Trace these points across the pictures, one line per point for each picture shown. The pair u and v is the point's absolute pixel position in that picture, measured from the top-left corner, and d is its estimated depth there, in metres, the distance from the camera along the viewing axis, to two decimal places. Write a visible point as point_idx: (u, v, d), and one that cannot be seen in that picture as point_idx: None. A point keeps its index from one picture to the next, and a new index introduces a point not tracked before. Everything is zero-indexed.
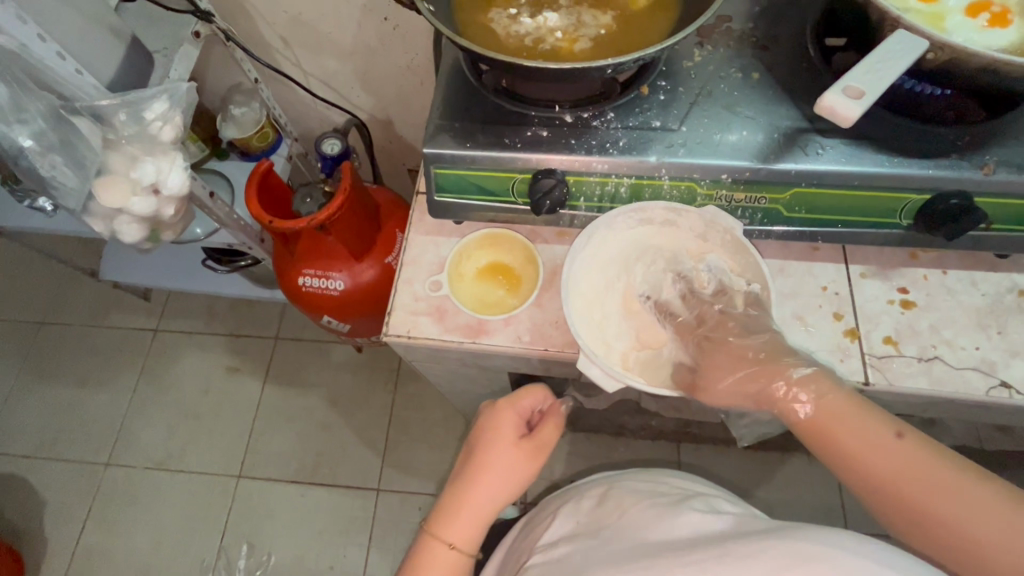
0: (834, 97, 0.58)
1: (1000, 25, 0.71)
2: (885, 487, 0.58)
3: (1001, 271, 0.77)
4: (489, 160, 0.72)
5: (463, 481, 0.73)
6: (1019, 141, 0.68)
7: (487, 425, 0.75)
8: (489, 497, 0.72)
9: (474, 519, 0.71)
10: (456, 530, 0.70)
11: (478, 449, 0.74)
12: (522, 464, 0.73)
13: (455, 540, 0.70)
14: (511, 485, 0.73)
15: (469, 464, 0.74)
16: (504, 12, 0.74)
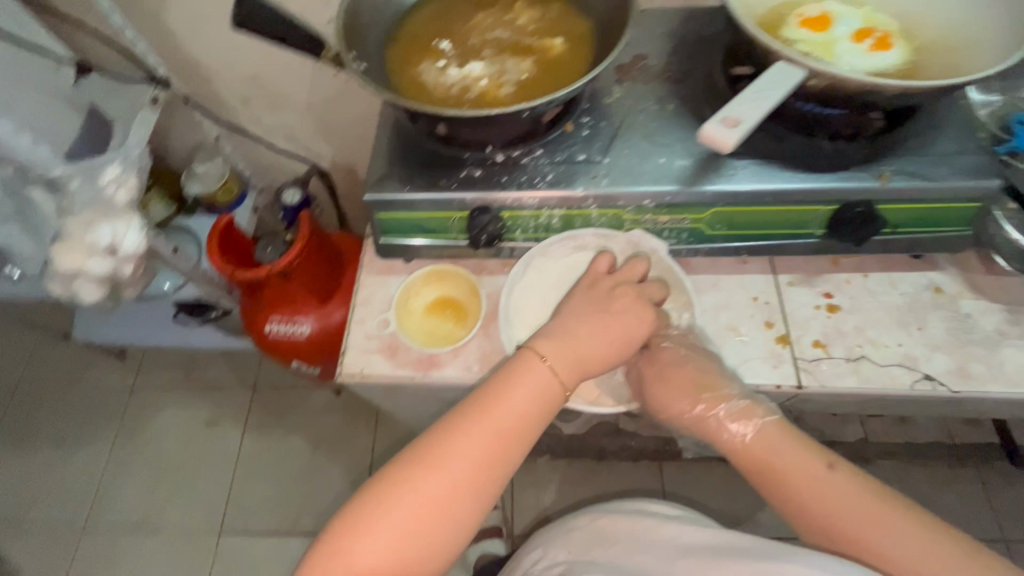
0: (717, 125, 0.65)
1: (883, 49, 0.78)
2: (810, 513, 0.64)
3: (917, 270, 0.81)
4: (426, 201, 0.77)
5: (579, 325, 0.70)
6: (910, 151, 0.74)
7: (623, 285, 0.74)
8: (596, 348, 0.69)
9: (578, 364, 0.68)
10: (565, 362, 0.67)
11: (609, 297, 0.73)
12: (639, 326, 0.71)
13: (555, 369, 0.66)
14: (620, 351, 0.71)
15: (593, 314, 0.71)
16: (433, 65, 0.80)
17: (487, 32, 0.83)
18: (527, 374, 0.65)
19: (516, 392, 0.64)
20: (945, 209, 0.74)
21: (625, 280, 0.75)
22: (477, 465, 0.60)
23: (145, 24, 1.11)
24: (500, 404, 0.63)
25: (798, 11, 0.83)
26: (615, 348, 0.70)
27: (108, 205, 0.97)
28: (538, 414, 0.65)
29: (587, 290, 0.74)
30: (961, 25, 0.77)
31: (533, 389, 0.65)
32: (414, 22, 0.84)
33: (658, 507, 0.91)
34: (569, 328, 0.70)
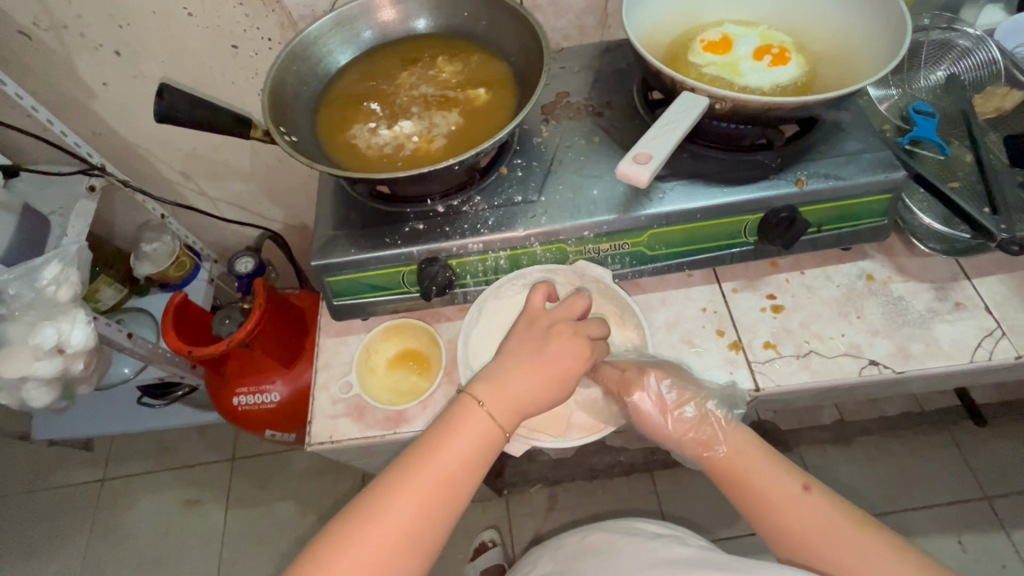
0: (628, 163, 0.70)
1: (782, 63, 0.84)
2: (786, 531, 0.64)
3: (849, 261, 0.86)
4: (374, 260, 0.78)
5: (514, 366, 0.68)
6: (820, 155, 0.79)
7: (558, 319, 0.71)
8: (532, 386, 0.67)
9: (514, 409, 0.66)
10: (500, 408, 0.65)
11: (546, 333, 0.70)
12: (577, 362, 0.69)
13: (488, 417, 0.65)
14: (559, 389, 0.68)
15: (529, 353, 0.69)
16: (364, 128, 0.82)
17: (413, 90, 0.86)
18: (461, 423, 0.64)
19: (450, 443, 0.63)
20: (862, 203, 0.79)
21: (562, 314, 0.72)
22: (411, 524, 0.59)
23: (75, 115, 1.10)
24: (435, 459, 0.62)
25: (701, 37, 0.88)
26: (553, 387, 0.68)
27: (49, 306, 0.96)
28: (474, 464, 0.63)
29: (524, 328, 0.71)
30: (846, 32, 0.84)
31: (467, 440, 0.63)
32: (341, 87, 0.86)
33: (652, 526, 0.92)
34: (507, 368, 0.68)
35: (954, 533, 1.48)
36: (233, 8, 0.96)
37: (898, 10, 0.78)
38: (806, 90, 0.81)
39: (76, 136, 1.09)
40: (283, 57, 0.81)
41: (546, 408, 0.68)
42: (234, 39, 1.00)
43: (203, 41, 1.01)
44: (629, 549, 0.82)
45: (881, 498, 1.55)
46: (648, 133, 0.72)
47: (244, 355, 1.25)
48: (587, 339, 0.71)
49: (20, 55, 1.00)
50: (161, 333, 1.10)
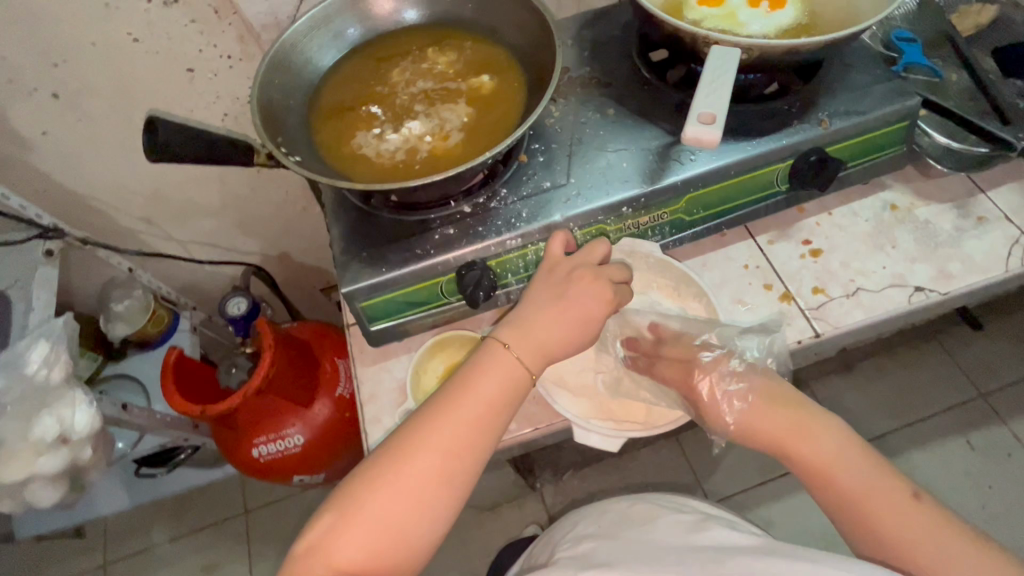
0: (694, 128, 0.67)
1: (779, 7, 0.83)
2: (849, 511, 0.63)
3: (871, 194, 0.87)
4: (409, 275, 0.72)
5: (536, 312, 0.66)
6: (835, 93, 0.79)
7: (580, 262, 0.68)
8: (555, 329, 0.65)
9: (538, 353, 0.64)
10: (524, 352, 0.64)
11: (566, 276, 0.67)
12: (602, 305, 0.66)
13: (512, 362, 0.63)
14: (583, 333, 0.66)
15: (550, 296, 0.66)
16: (369, 135, 0.76)
17: (410, 86, 0.80)
18: (485, 367, 0.62)
19: (475, 387, 0.61)
20: (882, 135, 0.79)
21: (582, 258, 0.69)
22: (439, 468, 0.58)
23: (14, 175, 0.98)
24: (462, 403, 0.61)
25: None
26: (578, 329, 0.65)
27: (43, 393, 0.87)
28: (501, 408, 0.62)
29: (544, 278, 0.68)
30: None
31: (493, 384, 0.62)
32: (331, 96, 0.79)
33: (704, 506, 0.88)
34: (530, 312, 0.66)
35: (960, 433, 1.58)
36: (185, 26, 0.86)
37: None
38: (810, 31, 0.81)
39: (22, 200, 1.01)
40: (264, 70, 0.73)
41: (571, 352, 0.66)
42: (189, 61, 0.90)
43: (154, 68, 0.90)
44: (686, 525, 0.76)
45: (894, 416, 1.62)
46: (699, 93, 0.68)
47: (255, 402, 1.15)
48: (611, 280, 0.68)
49: None
50: (166, 399, 0.98)
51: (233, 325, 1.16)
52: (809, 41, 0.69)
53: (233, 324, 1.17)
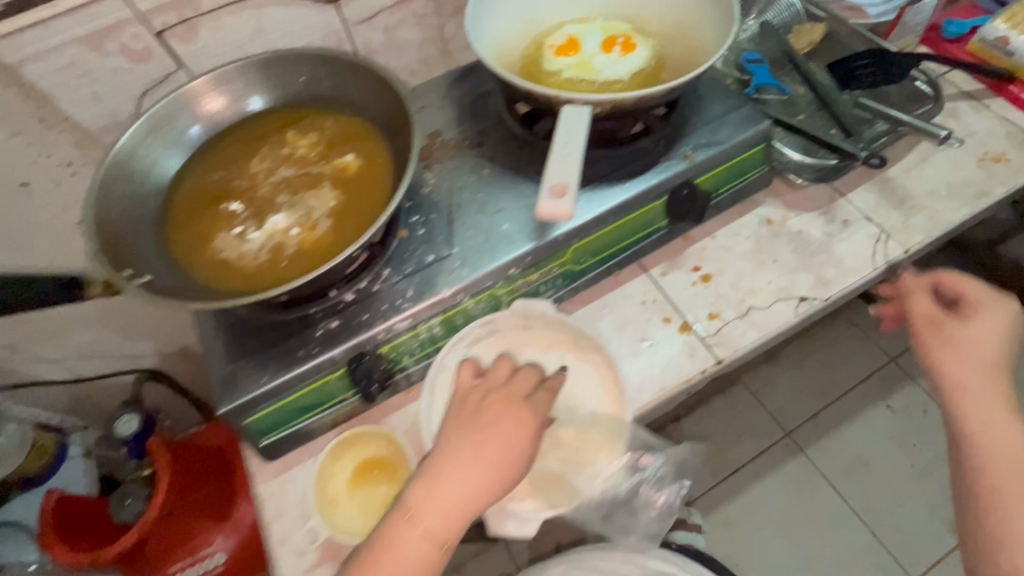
0: (545, 203, 0.67)
1: (631, 50, 0.86)
2: (981, 448, 0.60)
3: (747, 212, 0.91)
4: (295, 379, 0.67)
5: (448, 464, 0.59)
6: (694, 127, 0.83)
7: (497, 389, 0.64)
8: (468, 478, 0.58)
9: (456, 514, 0.57)
10: (438, 520, 0.56)
11: (478, 411, 0.62)
12: (523, 440, 0.61)
13: (428, 532, 0.56)
14: (508, 477, 0.60)
15: (462, 441, 0.60)
16: (230, 235, 0.70)
17: (271, 175, 0.75)
18: (392, 542, 0.56)
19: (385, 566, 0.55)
20: (743, 161, 0.84)
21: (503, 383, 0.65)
22: None
23: None
24: None
25: (548, 44, 0.88)
26: (497, 471, 0.59)
27: None
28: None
29: (456, 416, 0.63)
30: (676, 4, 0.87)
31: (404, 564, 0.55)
32: (185, 197, 0.73)
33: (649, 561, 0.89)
34: (442, 461, 0.59)
35: (881, 399, 1.60)
36: (9, 140, 0.77)
37: None
38: (662, 72, 0.84)
39: None
40: (98, 184, 0.67)
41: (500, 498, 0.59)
42: (23, 173, 0.81)
43: None
44: None
45: None
46: (560, 162, 0.69)
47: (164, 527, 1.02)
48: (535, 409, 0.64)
49: None
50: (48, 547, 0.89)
51: (126, 446, 1.04)
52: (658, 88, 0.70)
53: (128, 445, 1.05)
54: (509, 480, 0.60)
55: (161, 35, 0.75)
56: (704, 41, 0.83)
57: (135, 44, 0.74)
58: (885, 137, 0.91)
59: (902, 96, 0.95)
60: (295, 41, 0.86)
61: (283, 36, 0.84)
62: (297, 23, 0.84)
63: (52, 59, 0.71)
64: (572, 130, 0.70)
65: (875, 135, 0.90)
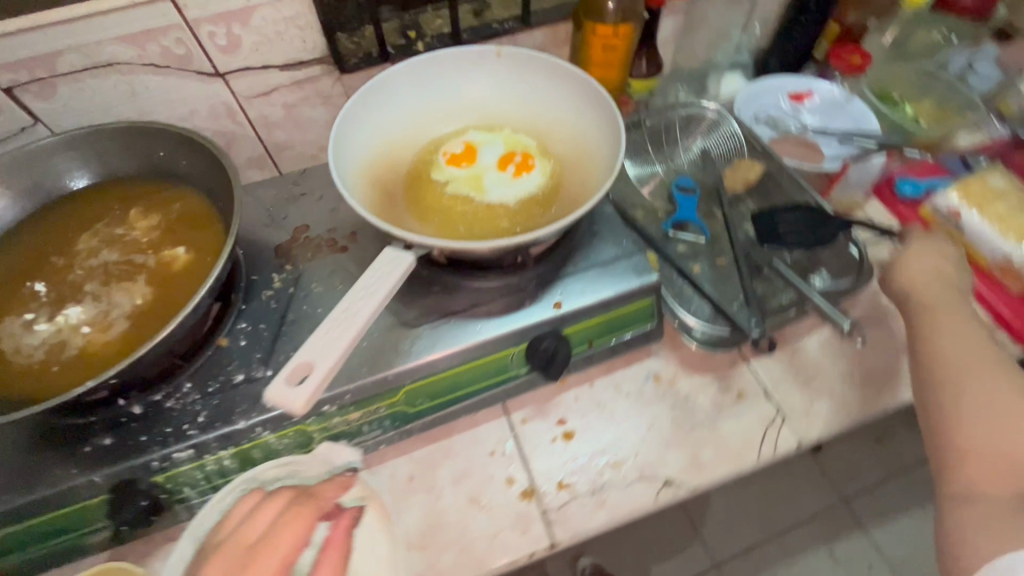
0: (276, 388, 0.55)
1: (526, 171, 0.78)
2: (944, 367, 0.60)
3: (636, 363, 0.81)
4: (41, 502, 0.59)
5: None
6: (576, 268, 0.74)
7: (209, 560, 0.58)
8: None
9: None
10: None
11: None
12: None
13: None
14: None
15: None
16: (17, 322, 0.64)
17: (90, 257, 0.69)
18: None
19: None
20: (626, 313, 0.75)
21: (228, 542, 0.59)
22: None
23: None
24: None
25: (444, 149, 0.80)
26: None
27: None
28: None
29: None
30: (581, 130, 0.80)
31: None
32: None
33: None
34: None
35: (824, 544, 1.42)
36: None
37: (609, 105, 0.75)
38: (551, 203, 0.77)
39: None
40: None
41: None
42: None
43: None
44: None
45: None
46: (334, 332, 0.58)
47: None
48: (271, 559, 0.58)
49: None
50: None
51: None
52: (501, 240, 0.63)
53: None
54: None
55: (11, 91, 0.71)
56: (598, 178, 0.75)
57: None
58: (793, 311, 0.82)
59: (822, 265, 0.86)
60: (174, 109, 0.80)
61: (160, 103, 0.79)
62: (175, 92, 0.78)
63: None
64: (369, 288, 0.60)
65: (780, 306, 0.83)
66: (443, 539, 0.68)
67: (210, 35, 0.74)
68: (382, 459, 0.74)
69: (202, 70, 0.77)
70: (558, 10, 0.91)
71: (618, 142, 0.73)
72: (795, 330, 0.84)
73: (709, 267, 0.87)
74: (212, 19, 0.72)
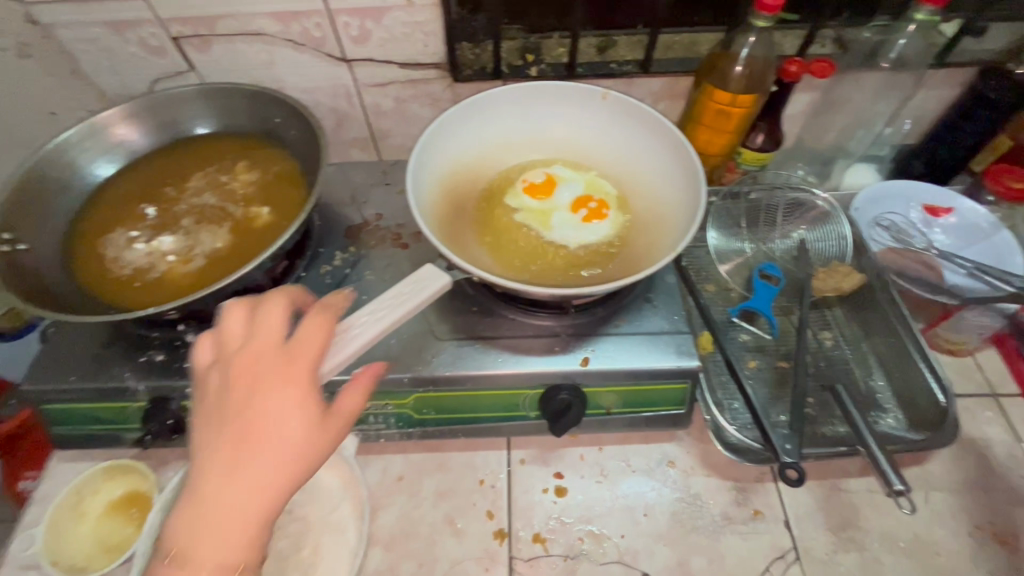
0: None
1: (596, 219, 0.77)
2: None
3: (653, 442, 0.77)
4: (94, 393, 0.68)
5: (207, 476, 0.42)
6: (617, 329, 0.72)
7: (239, 362, 0.47)
8: (246, 467, 0.42)
9: (248, 527, 0.41)
10: (217, 545, 0.40)
11: (234, 404, 0.45)
12: (311, 388, 0.47)
13: (219, 567, 0.40)
14: (304, 458, 0.44)
15: (217, 440, 0.43)
16: (123, 235, 0.74)
17: (195, 196, 0.78)
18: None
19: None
20: (654, 391, 0.71)
21: (248, 344, 0.48)
22: None
23: None
24: None
25: (524, 176, 0.82)
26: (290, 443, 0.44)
27: None
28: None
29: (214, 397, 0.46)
30: (665, 193, 0.76)
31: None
32: (119, 186, 0.79)
33: None
34: (210, 468, 0.42)
35: None
36: None
37: (698, 176, 0.71)
38: (610, 258, 0.74)
39: None
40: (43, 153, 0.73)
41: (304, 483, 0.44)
42: None
43: None
44: None
45: None
46: (354, 334, 0.57)
47: None
48: (307, 362, 0.47)
49: None
50: None
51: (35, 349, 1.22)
52: (534, 288, 0.64)
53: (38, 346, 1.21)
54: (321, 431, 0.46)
55: (177, 40, 0.82)
56: (664, 246, 0.71)
57: (153, 40, 0.82)
58: (844, 447, 0.72)
59: (895, 403, 0.79)
60: (301, 81, 0.88)
61: (291, 74, 0.87)
62: (306, 67, 0.86)
63: (80, 31, 0.80)
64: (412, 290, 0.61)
65: (832, 435, 0.74)
66: (409, 546, 0.70)
67: (345, 25, 0.80)
68: (381, 450, 0.77)
69: (332, 53, 0.84)
70: (683, 64, 0.89)
71: (694, 214, 0.69)
72: (842, 464, 0.75)
73: (768, 367, 0.80)
74: (350, 11, 0.78)
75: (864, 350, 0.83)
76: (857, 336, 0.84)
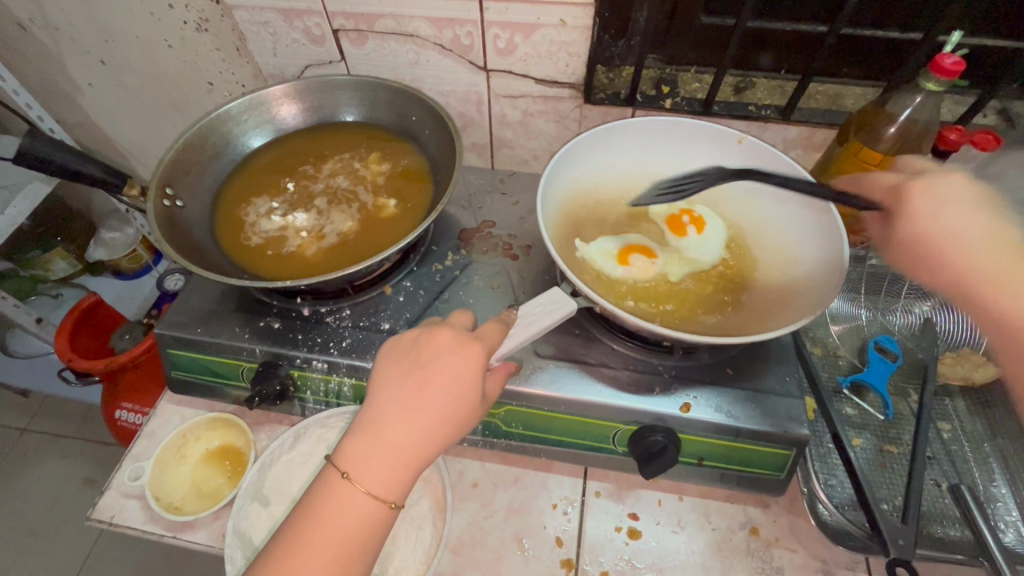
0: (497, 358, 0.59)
1: (699, 224, 0.79)
2: None
3: (737, 503, 0.74)
4: (213, 348, 0.73)
5: (385, 416, 0.48)
6: (724, 381, 0.69)
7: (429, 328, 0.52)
8: (415, 417, 0.47)
9: (403, 470, 0.47)
10: (378, 480, 0.46)
11: (417, 361, 0.50)
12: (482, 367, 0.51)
13: (376, 490, 0.46)
14: (459, 422, 0.49)
15: (400, 385, 0.49)
16: (263, 205, 0.79)
17: (331, 177, 0.83)
18: (330, 505, 0.46)
19: (328, 526, 0.46)
20: (754, 451, 0.67)
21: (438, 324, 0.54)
22: None
23: (59, 100, 1.13)
24: (318, 530, 0.45)
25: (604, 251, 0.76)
26: (451, 409, 0.48)
27: None
28: (370, 545, 0.47)
29: (402, 350, 0.51)
30: (763, 198, 0.79)
31: (347, 527, 0.45)
32: (263, 159, 0.84)
33: None
34: (383, 409, 0.48)
35: None
36: (210, 51, 0.94)
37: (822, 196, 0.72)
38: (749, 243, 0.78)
39: (53, 124, 1.17)
40: (207, 120, 0.79)
41: (453, 444, 0.49)
42: (211, 78, 0.99)
43: (181, 74, 0.99)
44: None
45: None
46: (510, 333, 0.60)
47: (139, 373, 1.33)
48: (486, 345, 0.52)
49: (20, 43, 1.02)
50: (58, 332, 1.28)
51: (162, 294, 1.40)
52: (658, 328, 0.62)
53: (164, 294, 1.40)
54: (481, 407, 0.50)
55: (337, 32, 0.87)
56: (784, 249, 0.75)
57: (316, 30, 0.87)
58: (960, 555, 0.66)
59: (1017, 515, 0.70)
60: (439, 84, 0.92)
61: (431, 75, 0.90)
62: (446, 71, 0.89)
63: (255, 14, 0.87)
64: (544, 308, 0.63)
65: (944, 539, 0.68)
66: (475, 554, 0.70)
67: (494, 37, 0.83)
68: (459, 453, 0.78)
69: (475, 61, 0.87)
70: (826, 116, 0.84)
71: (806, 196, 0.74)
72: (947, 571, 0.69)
73: (873, 449, 0.75)
74: (503, 24, 0.81)
75: (984, 450, 0.75)
76: (980, 434, 0.77)
